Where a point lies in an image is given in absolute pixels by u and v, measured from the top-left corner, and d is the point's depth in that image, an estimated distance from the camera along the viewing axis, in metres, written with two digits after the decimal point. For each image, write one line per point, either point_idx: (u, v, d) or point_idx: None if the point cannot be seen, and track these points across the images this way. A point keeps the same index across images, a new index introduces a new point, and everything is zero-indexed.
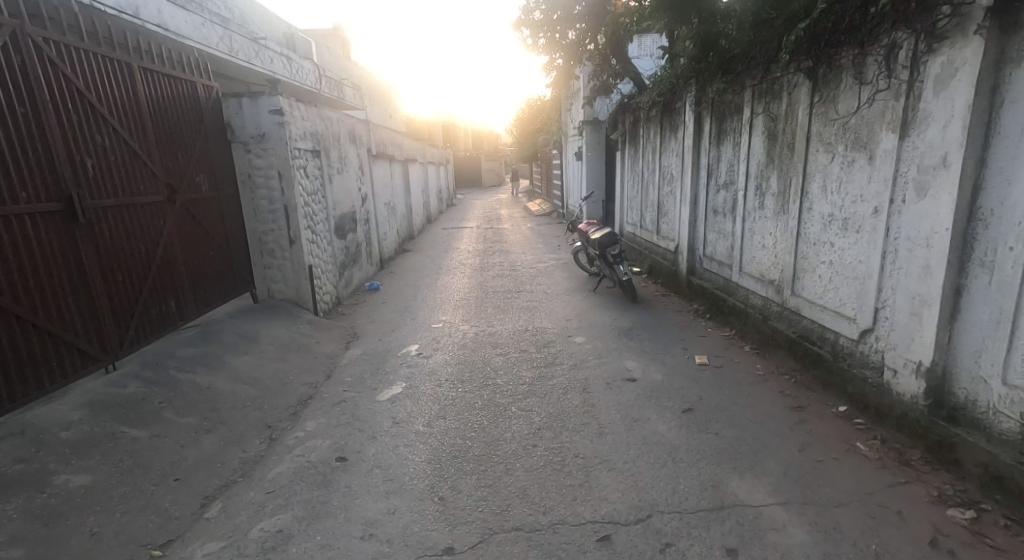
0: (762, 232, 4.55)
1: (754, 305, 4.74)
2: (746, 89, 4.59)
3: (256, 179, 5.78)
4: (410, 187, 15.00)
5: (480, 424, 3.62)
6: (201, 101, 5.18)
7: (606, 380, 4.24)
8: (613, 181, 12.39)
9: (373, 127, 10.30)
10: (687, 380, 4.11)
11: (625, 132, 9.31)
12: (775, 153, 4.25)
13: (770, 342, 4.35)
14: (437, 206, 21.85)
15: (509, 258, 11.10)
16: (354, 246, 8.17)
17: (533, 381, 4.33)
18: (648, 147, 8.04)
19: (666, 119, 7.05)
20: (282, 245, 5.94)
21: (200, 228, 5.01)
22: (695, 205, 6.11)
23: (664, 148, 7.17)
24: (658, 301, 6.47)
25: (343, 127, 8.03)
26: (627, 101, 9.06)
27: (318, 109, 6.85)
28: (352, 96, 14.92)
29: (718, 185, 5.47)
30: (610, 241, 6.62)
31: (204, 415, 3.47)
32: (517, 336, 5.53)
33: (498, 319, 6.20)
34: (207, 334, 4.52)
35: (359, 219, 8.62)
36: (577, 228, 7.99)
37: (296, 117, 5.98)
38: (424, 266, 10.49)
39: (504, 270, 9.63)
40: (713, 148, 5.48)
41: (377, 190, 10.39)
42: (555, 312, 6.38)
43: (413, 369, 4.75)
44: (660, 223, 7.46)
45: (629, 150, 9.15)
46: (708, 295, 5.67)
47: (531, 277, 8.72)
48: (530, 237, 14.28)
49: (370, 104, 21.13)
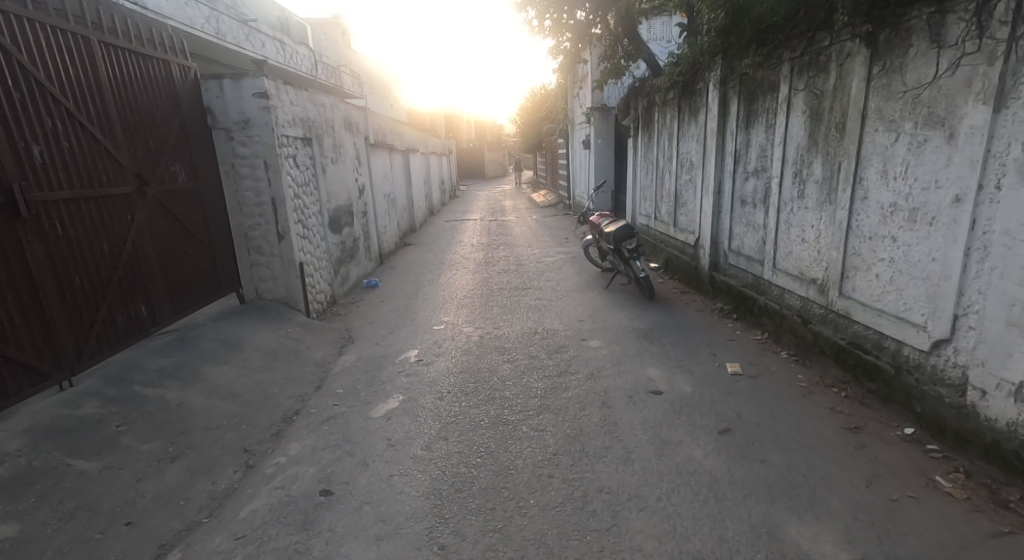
0: (801, 224, 4.07)
1: (791, 306, 4.27)
2: (784, 63, 4.12)
3: (241, 169, 5.32)
4: (411, 178, 14.50)
5: (488, 448, 3.17)
6: (174, 82, 4.69)
7: (628, 392, 3.77)
8: (623, 170, 11.86)
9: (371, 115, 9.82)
10: (719, 392, 3.64)
11: (638, 119, 8.79)
12: (819, 135, 3.76)
13: (812, 348, 3.88)
14: (440, 197, 21.35)
15: (515, 252, 10.62)
16: (351, 242, 7.71)
17: (545, 393, 3.87)
18: (664, 134, 7.53)
19: (684, 102, 6.55)
20: (271, 241, 5.49)
21: (177, 223, 4.54)
22: (719, 195, 5.61)
23: (682, 134, 6.67)
24: (677, 299, 5.99)
25: (338, 115, 7.55)
26: (640, 85, 8.54)
27: (309, 94, 6.38)
28: (351, 85, 14.40)
29: (746, 173, 4.98)
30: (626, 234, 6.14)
31: (170, 439, 3.01)
32: (526, 339, 5.06)
33: (505, 319, 5.74)
34: (183, 341, 4.07)
35: (356, 212, 8.15)
36: (588, 221, 7.50)
37: (283, 101, 5.50)
38: (427, 261, 10.02)
39: (510, 265, 9.14)
40: (742, 131, 5.00)
41: (376, 181, 9.91)
42: (566, 311, 5.91)
43: (412, 379, 4.29)
44: (678, 215, 6.96)
45: (642, 138, 8.63)
46: (734, 294, 5.19)
47: (539, 272, 8.24)
48: (536, 230, 13.79)
49: (369, 94, 20.55)
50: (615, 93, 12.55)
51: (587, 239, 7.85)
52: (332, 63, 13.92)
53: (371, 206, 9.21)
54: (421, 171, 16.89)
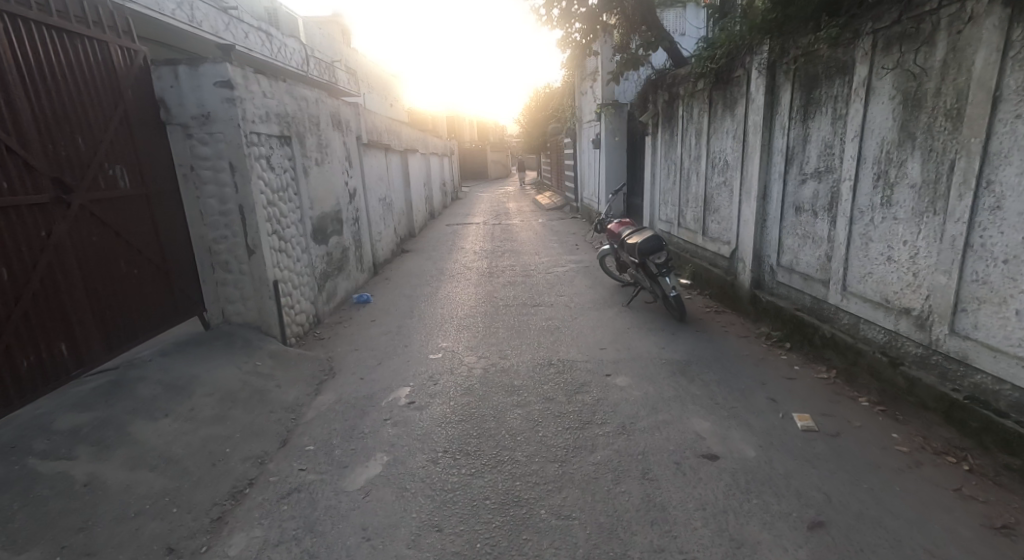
0: (887, 240, 3.25)
1: (870, 340, 3.45)
2: (864, 38, 3.34)
3: (202, 172, 4.52)
4: (409, 180, 13.69)
5: (496, 547, 2.37)
6: (115, 67, 3.89)
7: (673, 456, 2.97)
8: (637, 172, 11.04)
9: (364, 112, 9.03)
10: (793, 459, 2.81)
11: (658, 115, 7.97)
12: (915, 126, 2.97)
13: (906, 398, 3.06)
14: (441, 200, 20.58)
15: (521, 260, 9.82)
16: (339, 254, 6.91)
17: (567, 456, 3.07)
18: (690, 131, 6.71)
19: (717, 93, 5.74)
20: (239, 256, 4.69)
21: (118, 238, 3.76)
22: (764, 200, 4.80)
23: (716, 129, 5.85)
24: (712, 321, 5.16)
25: (324, 111, 6.75)
26: (661, 77, 7.74)
27: (288, 86, 5.59)
28: (346, 82, 13.59)
29: (803, 175, 4.16)
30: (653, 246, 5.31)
31: (62, 543, 2.26)
32: (538, 375, 4.25)
33: (513, 347, 4.93)
34: (115, 387, 3.28)
35: (345, 219, 7.35)
36: (605, 228, 6.68)
37: (253, 91, 4.71)
38: (425, 271, 9.23)
39: (516, 276, 8.33)
40: (798, 125, 4.21)
41: (369, 185, 9.10)
42: (583, 337, 5.09)
43: (401, 431, 3.50)
44: (710, 222, 6.14)
45: (663, 136, 7.82)
46: (785, 319, 4.38)
47: (549, 286, 7.42)
48: (543, 235, 13.00)
49: (367, 93, 19.73)
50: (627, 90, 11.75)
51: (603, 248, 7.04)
52: (326, 59, 13.12)
53: (363, 212, 8.40)
54: (421, 173, 16.10)
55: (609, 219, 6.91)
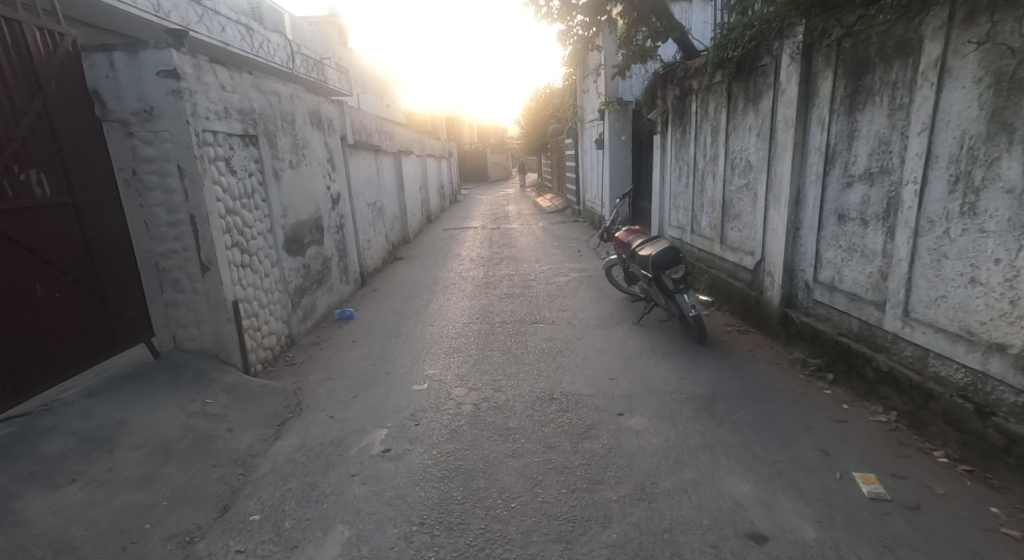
0: (968, 257, 2.66)
1: (945, 380, 2.82)
2: (936, 10, 2.77)
3: (146, 176, 3.90)
4: (403, 184, 13.05)
5: None
6: (31, 52, 3.28)
7: (707, 536, 2.34)
8: (643, 174, 10.41)
9: (351, 110, 8.42)
10: (865, 545, 2.19)
11: (668, 112, 7.34)
12: (1016, 116, 2.42)
13: (1006, 459, 2.46)
14: (439, 203, 19.98)
15: (520, 269, 9.21)
16: (319, 266, 6.29)
17: (573, 532, 2.45)
18: (705, 128, 6.07)
19: (738, 85, 5.12)
20: (192, 274, 4.08)
21: (29, 255, 3.17)
22: (797, 206, 4.19)
23: (737, 126, 5.23)
24: (737, 344, 4.53)
25: (301, 109, 6.13)
26: (670, 71, 7.13)
27: (254, 80, 4.97)
28: (337, 81, 12.95)
29: (848, 177, 3.55)
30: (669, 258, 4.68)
31: None
32: (538, 414, 3.62)
33: (510, 376, 4.31)
34: (13, 443, 2.66)
35: (326, 228, 6.72)
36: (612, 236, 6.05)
37: (206, 83, 4.10)
38: (418, 281, 8.62)
39: (515, 287, 7.69)
40: (840, 118, 3.60)
41: (356, 189, 8.48)
42: (589, 363, 4.46)
43: (371, 491, 2.89)
44: (731, 230, 5.52)
45: (674, 135, 7.18)
46: (826, 345, 3.76)
47: (551, 299, 6.78)
48: (544, 240, 12.39)
49: (361, 94, 19.10)
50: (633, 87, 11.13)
51: (609, 257, 6.40)
52: (315, 57, 12.50)
53: (348, 219, 7.77)
54: (416, 177, 15.47)
55: (616, 225, 6.28)
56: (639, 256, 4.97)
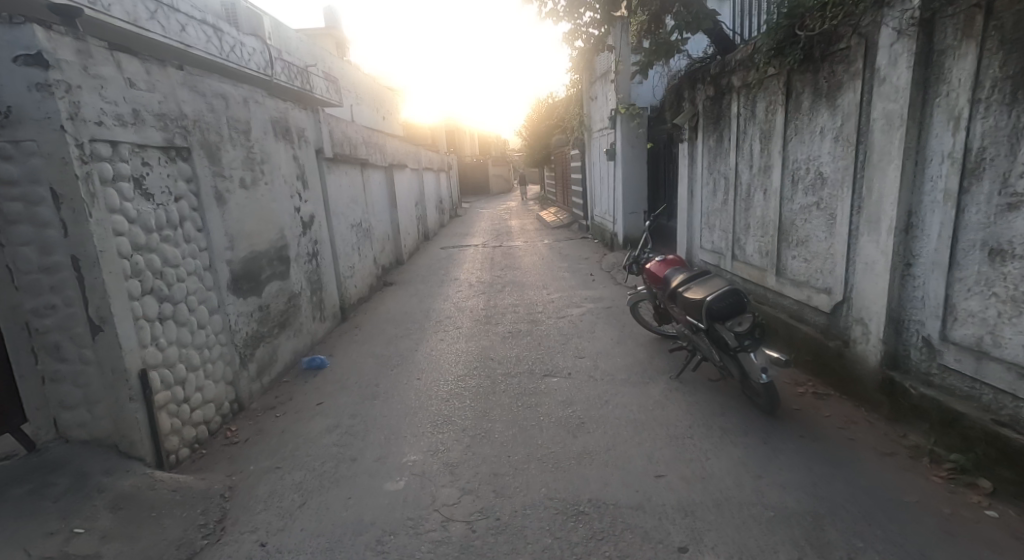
0: None
1: None
2: None
3: (6, 205, 2.80)
4: (396, 201, 11.96)
5: None
6: None
7: None
8: (664, 187, 9.32)
9: (331, 120, 7.37)
10: None
11: (699, 116, 6.24)
12: None
13: None
14: (436, 218, 18.96)
15: (525, 296, 8.14)
16: (280, 306, 5.18)
17: None
18: (754, 133, 4.97)
19: (804, 78, 4.05)
20: (78, 340, 2.96)
21: None
22: (906, 234, 3.07)
23: (803, 128, 4.13)
24: (820, 420, 3.38)
25: (258, 116, 5.06)
26: (703, 69, 6.07)
27: (187, 78, 3.90)
28: (325, 89, 11.89)
29: (1014, 195, 2.50)
30: (727, 303, 3.53)
31: None
32: (559, 546, 2.51)
33: (516, 469, 3.21)
34: None
35: (293, 258, 5.62)
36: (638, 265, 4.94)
37: (104, 77, 3.04)
38: (409, 313, 7.54)
39: (520, 324, 6.56)
40: (994, 112, 2.56)
41: (336, 210, 7.39)
42: (622, 448, 3.34)
43: None
44: (794, 261, 4.39)
45: (709, 142, 6.09)
46: (972, 435, 2.67)
47: (564, 342, 5.66)
48: (549, 260, 11.33)
49: (355, 105, 18.09)
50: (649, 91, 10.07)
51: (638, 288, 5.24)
52: (299, 64, 11.44)
53: (324, 246, 6.68)
54: (412, 192, 14.38)
55: (643, 252, 5.14)
56: (682, 298, 3.82)
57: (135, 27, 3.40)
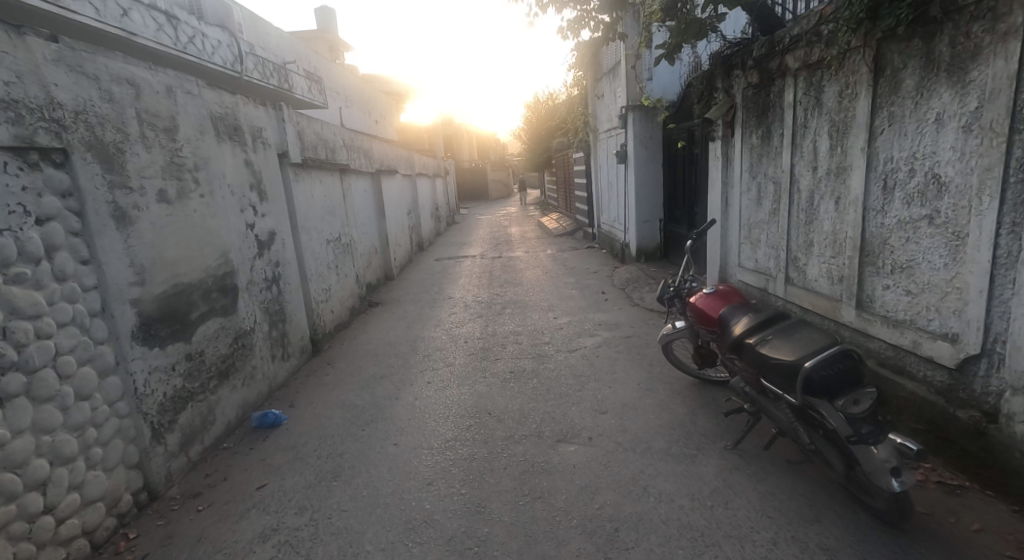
0: None
1: None
2: None
3: None
4: (383, 210, 10.90)
5: None
6: None
7: None
8: (687, 192, 8.25)
9: (301, 119, 6.33)
10: None
11: (738, 109, 5.20)
12: None
13: None
14: (431, 226, 17.89)
15: (529, 320, 7.09)
16: (221, 350, 4.12)
17: None
18: (823, 125, 3.89)
19: (909, 51, 3.01)
20: None
21: None
22: None
23: (906, 115, 3.06)
24: (977, 541, 2.40)
25: (192, 109, 3.99)
26: (743, 53, 5.01)
27: (64, 53, 2.85)
28: (306, 88, 10.79)
29: None
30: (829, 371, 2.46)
31: None
32: None
33: None
34: None
35: (243, 288, 4.55)
36: (676, 296, 3.89)
37: None
38: (394, 344, 6.50)
39: (524, 359, 5.50)
40: None
41: (306, 224, 6.32)
42: None
43: None
44: (888, 293, 3.32)
45: (753, 138, 5.01)
46: None
47: (579, 387, 4.59)
48: (554, 274, 10.29)
49: (344, 107, 17.03)
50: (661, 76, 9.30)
51: (675, 322, 4.19)
52: (276, 60, 10.35)
53: (289, 268, 5.62)
54: (403, 199, 13.32)
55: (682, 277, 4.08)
56: (754, 355, 2.76)
57: (57, 8, 2.67)
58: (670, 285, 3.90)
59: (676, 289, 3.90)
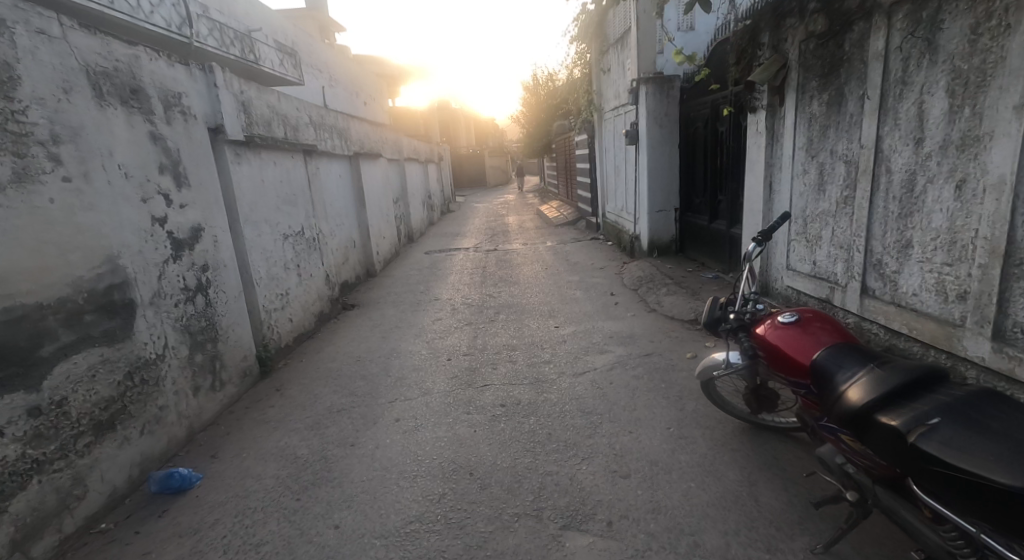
0: None
1: None
2: None
3: None
4: (364, 199, 9.76)
5: None
6: None
7: None
8: (714, 176, 7.13)
9: (241, 86, 5.14)
10: None
11: (795, 68, 4.05)
12: None
13: None
14: (423, 216, 16.75)
15: (527, 329, 5.99)
16: (102, 395, 3.03)
17: None
18: (938, 79, 2.79)
19: None
20: None
21: None
22: None
23: None
24: None
25: (51, 60, 2.90)
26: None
27: None
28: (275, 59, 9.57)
29: None
30: None
31: None
32: None
33: None
34: None
35: (143, 305, 3.45)
36: (741, 324, 2.89)
37: None
38: (364, 361, 5.42)
39: (520, 385, 4.41)
40: None
41: (252, 217, 5.21)
42: None
43: None
44: None
45: (813, 105, 3.89)
46: None
47: (589, 433, 3.52)
48: (555, 271, 9.19)
49: (330, 88, 15.83)
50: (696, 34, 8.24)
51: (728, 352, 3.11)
52: (240, 27, 9.11)
53: (223, 274, 4.52)
54: (389, 186, 12.15)
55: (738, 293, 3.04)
56: (898, 455, 1.90)
57: None
58: (731, 319, 2.88)
59: (737, 321, 2.89)
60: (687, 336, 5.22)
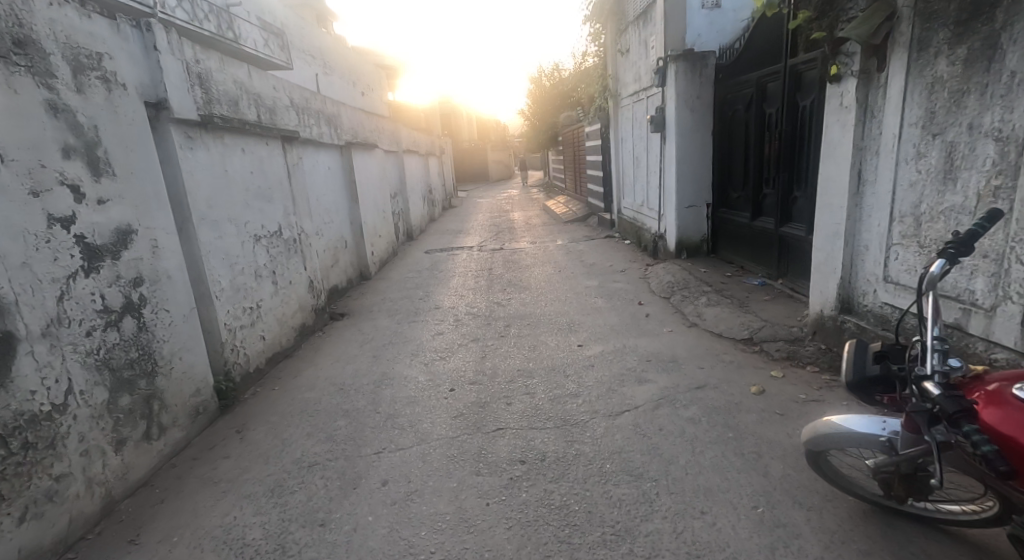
0: None
1: None
2: None
3: None
4: (357, 194, 8.80)
5: None
6: None
7: None
8: (763, 167, 6.17)
9: (189, 51, 4.17)
10: None
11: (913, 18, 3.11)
12: None
13: None
14: (423, 212, 15.77)
15: (544, 348, 5.04)
16: None
17: None
18: None
19: None
20: None
21: None
22: None
23: None
24: None
25: None
26: None
27: None
28: (262, 38, 8.59)
29: None
30: None
31: None
32: None
33: None
34: None
35: (27, 339, 2.52)
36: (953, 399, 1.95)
37: None
38: (351, 389, 4.49)
39: (543, 431, 3.47)
40: None
41: (211, 215, 4.26)
42: None
43: None
44: None
45: (940, 67, 2.97)
46: None
47: (647, 514, 2.57)
48: (569, 274, 8.22)
49: (325, 75, 14.84)
50: (729, 12, 7.22)
51: (883, 422, 2.20)
52: None
53: (167, 287, 3.56)
54: (385, 180, 11.17)
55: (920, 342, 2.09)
56: None
57: None
58: (940, 398, 1.94)
59: (949, 398, 1.94)
60: (744, 362, 4.27)
